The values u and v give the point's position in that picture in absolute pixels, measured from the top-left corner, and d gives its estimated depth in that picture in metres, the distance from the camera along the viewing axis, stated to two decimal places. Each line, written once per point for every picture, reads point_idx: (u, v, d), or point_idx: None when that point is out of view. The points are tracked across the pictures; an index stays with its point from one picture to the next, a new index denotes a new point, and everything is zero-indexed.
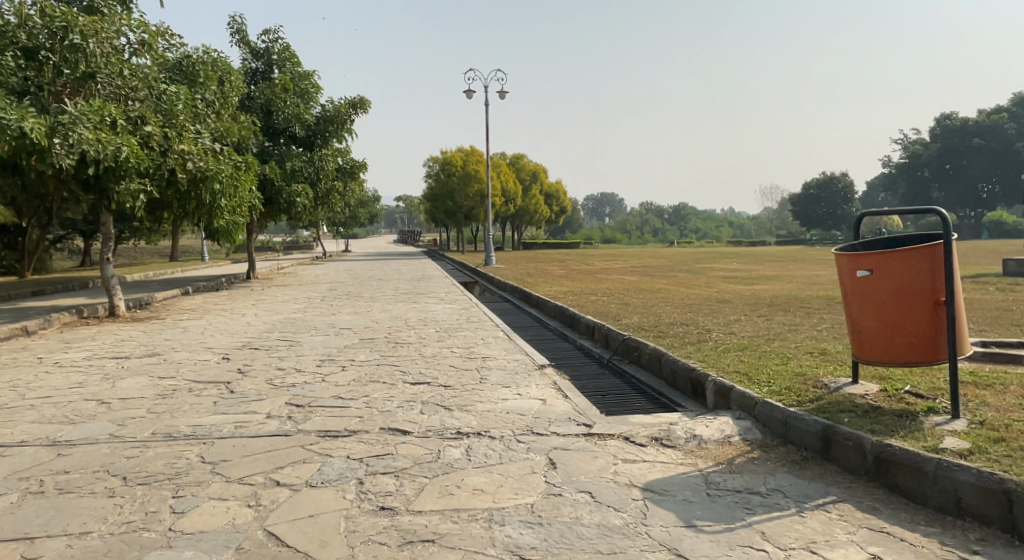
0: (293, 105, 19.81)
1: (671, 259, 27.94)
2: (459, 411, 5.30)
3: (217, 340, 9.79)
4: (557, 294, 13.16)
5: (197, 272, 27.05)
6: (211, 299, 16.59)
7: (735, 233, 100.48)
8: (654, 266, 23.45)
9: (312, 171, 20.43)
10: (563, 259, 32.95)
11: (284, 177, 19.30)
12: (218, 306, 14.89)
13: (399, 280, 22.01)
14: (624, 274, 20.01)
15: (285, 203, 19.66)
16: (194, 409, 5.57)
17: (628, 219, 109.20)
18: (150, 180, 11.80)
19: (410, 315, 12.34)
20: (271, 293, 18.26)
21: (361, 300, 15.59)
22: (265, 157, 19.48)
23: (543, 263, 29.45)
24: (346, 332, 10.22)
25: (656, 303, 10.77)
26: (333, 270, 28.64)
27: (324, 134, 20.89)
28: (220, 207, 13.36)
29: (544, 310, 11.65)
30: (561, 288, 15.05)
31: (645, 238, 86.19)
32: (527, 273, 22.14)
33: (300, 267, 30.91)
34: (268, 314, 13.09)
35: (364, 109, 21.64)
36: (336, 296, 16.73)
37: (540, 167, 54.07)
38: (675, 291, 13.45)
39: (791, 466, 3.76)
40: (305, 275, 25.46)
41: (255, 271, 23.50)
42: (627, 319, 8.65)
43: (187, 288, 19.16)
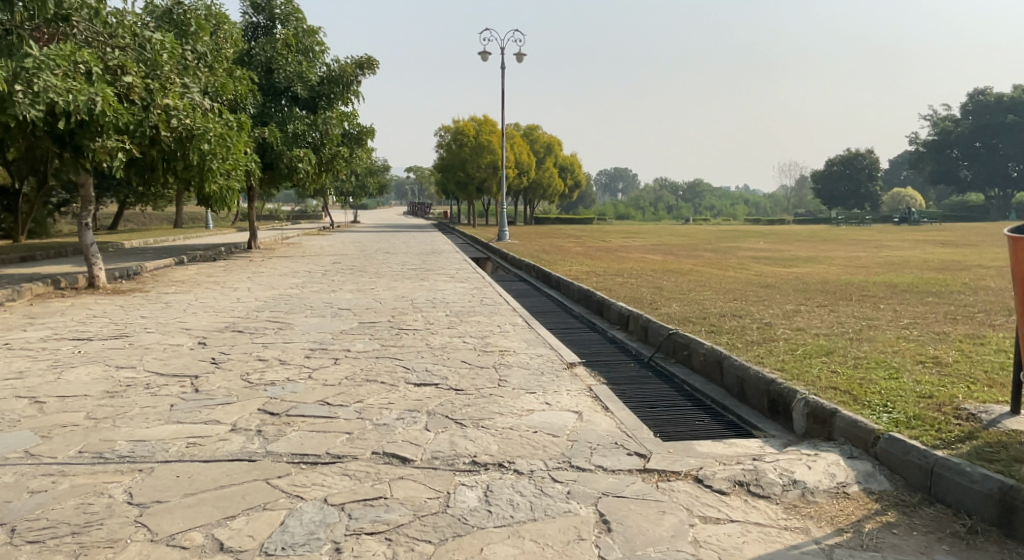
0: (295, 63, 18.79)
1: (693, 237, 26.69)
2: (473, 428, 4.17)
3: (198, 319, 8.70)
4: (579, 274, 11.99)
5: (198, 240, 26.06)
6: (205, 270, 15.52)
7: (751, 211, 98.55)
8: (678, 244, 22.20)
9: (315, 135, 19.25)
10: (578, 235, 31.71)
11: (285, 140, 18.19)
12: (210, 279, 13.81)
13: (408, 254, 20.89)
14: (647, 252, 18.75)
15: (287, 169, 18.51)
16: (142, 416, 4.48)
17: (642, 195, 107.49)
18: (131, 137, 10.74)
19: (417, 294, 11.19)
20: (269, 265, 17.16)
21: (365, 275, 14.44)
22: (265, 119, 18.32)
23: (558, 239, 28.22)
24: (345, 313, 9.11)
25: (694, 287, 9.58)
26: (339, 242, 27.51)
27: (329, 96, 19.69)
28: (213, 172, 12.39)
29: (566, 294, 10.49)
30: (582, 267, 13.85)
31: (659, 215, 84.43)
32: (543, 250, 20.96)
33: (305, 237, 29.83)
34: (262, 289, 11.98)
35: (372, 69, 20.41)
36: (339, 270, 15.59)
37: (555, 139, 52.53)
38: (709, 273, 12.20)
39: (954, 544, 2.63)
40: (309, 246, 24.38)
41: (257, 241, 22.41)
42: (666, 306, 7.48)
43: (183, 257, 18.07)
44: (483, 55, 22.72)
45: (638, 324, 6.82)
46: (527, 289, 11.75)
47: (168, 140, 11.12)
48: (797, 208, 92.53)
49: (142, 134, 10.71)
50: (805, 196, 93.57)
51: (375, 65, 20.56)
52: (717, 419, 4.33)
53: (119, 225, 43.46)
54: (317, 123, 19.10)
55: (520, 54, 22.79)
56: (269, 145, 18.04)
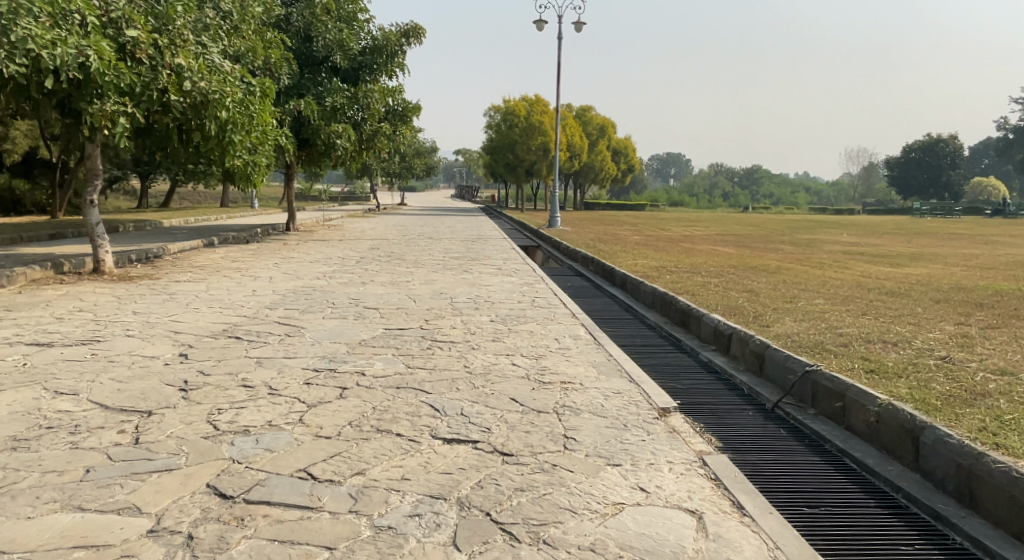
0: (335, 31, 17.37)
1: (764, 227, 24.51)
2: (530, 549, 2.54)
3: (197, 317, 7.28)
4: (649, 272, 10.22)
5: (238, 221, 25.02)
6: (232, 254, 14.26)
7: (814, 200, 94.34)
8: (750, 235, 20.14)
9: (355, 110, 17.76)
10: (635, 222, 29.76)
11: (323, 113, 16.72)
12: (234, 265, 12.47)
13: (452, 241, 19.38)
14: (718, 246, 16.79)
15: (324, 145, 17.10)
16: (31, 492, 2.98)
17: (698, 182, 104.14)
18: (136, 102, 9.45)
19: (459, 290, 9.59)
20: (302, 250, 15.78)
21: (403, 265, 12.92)
22: (302, 91, 16.91)
23: (615, 227, 26.34)
24: (371, 315, 7.58)
25: (797, 292, 7.74)
26: (382, 225, 26.17)
27: (372, 67, 18.22)
28: (236, 144, 11.04)
29: (635, 296, 8.75)
30: (648, 262, 12.07)
31: (717, 203, 81.27)
32: (600, 239, 19.18)
33: (348, 220, 28.62)
34: (285, 279, 10.55)
35: (419, 39, 18.85)
36: (375, 258, 14.12)
37: (609, 121, 50.32)
38: (805, 273, 10.25)
39: None
40: (350, 229, 23.06)
41: (295, 223, 21.18)
42: (778, 322, 5.71)
43: (214, 238, 16.89)
44: (538, 24, 20.96)
45: (744, 349, 5.07)
46: (587, 287, 10.05)
47: (181, 106, 9.78)
48: (864, 198, 88.10)
49: (150, 98, 9.39)
50: (873, 185, 88.98)
51: (422, 34, 18.99)
52: (934, 544, 2.63)
53: (169, 203, 43.34)
54: (357, 96, 17.59)
55: (578, 22, 20.92)
56: (306, 120, 16.64)
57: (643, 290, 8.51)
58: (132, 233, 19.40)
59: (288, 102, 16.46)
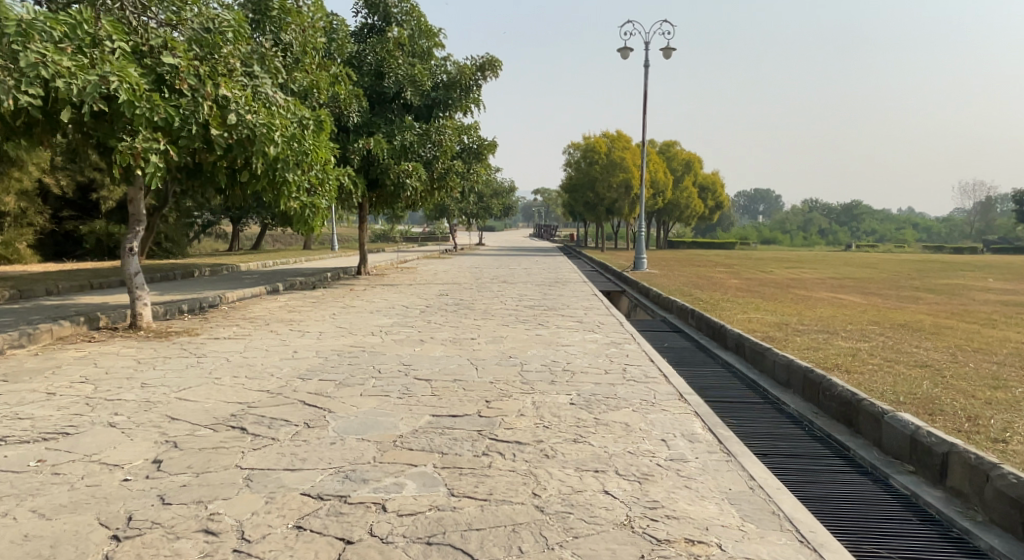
0: (408, 65, 16.34)
1: (883, 272, 21.79)
2: None
3: (209, 391, 5.93)
4: (766, 332, 8.30)
5: (311, 263, 24.27)
6: (292, 302, 13.12)
7: (921, 238, 88.06)
8: (869, 282, 17.71)
9: (427, 147, 16.57)
10: (731, 264, 27.39)
11: (391, 151, 15.60)
12: (287, 315, 11.27)
13: (529, 285, 17.83)
14: (837, 294, 14.54)
15: (394, 185, 15.96)
16: None
17: (792, 219, 99.36)
18: (174, 139, 8.16)
19: (533, 353, 7.96)
20: (366, 297, 14.57)
21: (471, 316, 11.44)
22: (371, 128, 15.88)
23: (708, 269, 24.19)
24: (420, 390, 6.04)
25: (991, 375, 5.72)
26: (457, 267, 24.95)
27: (445, 103, 17.10)
28: (289, 184, 9.73)
29: (756, 366, 6.96)
30: (759, 316, 10.12)
31: (814, 241, 76.83)
32: (694, 284, 17.19)
33: (423, 262, 27.59)
34: (336, 334, 9.21)
35: (496, 71, 17.64)
36: (443, 307, 12.69)
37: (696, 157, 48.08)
38: (971, 336, 8.08)
39: None
40: (424, 273, 21.88)
41: (366, 266, 20.16)
42: (1008, 443, 3.84)
43: (278, 283, 15.93)
44: (623, 53, 19.49)
45: (982, 488, 3.42)
46: (690, 349, 8.27)
47: (225, 142, 8.48)
48: (980, 235, 81.41)
49: (190, 133, 8.11)
50: (990, 221, 82.14)
51: (499, 67, 17.78)
52: None
53: (257, 245, 43.82)
54: (428, 133, 16.43)
55: (667, 49, 19.30)
56: (374, 158, 15.56)
57: (768, 358, 6.71)
58: (201, 277, 18.76)
59: (355, 140, 15.47)
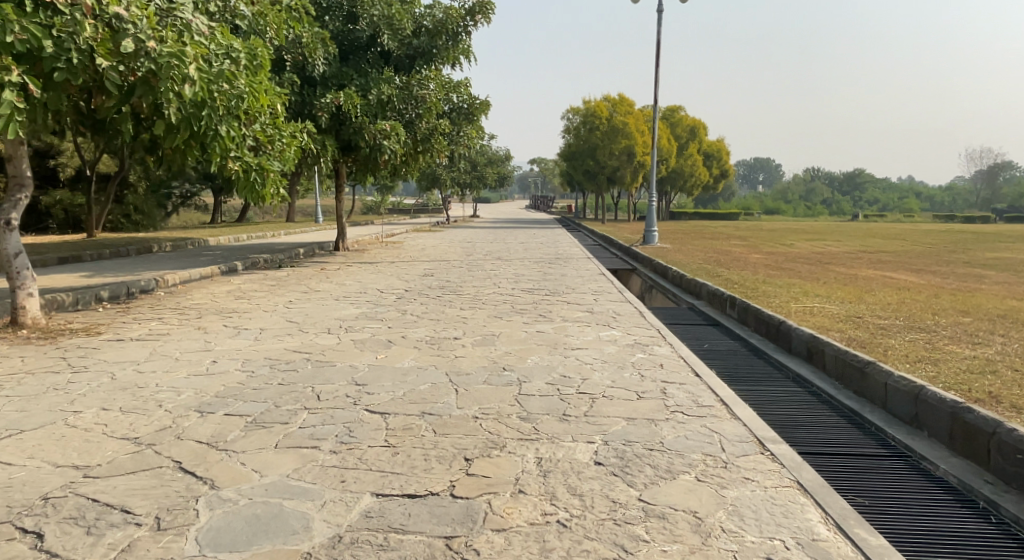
0: (384, 5, 14.08)
1: (915, 247, 19.76)
2: None
3: (45, 440, 3.91)
4: (841, 332, 6.30)
5: (286, 237, 22.10)
6: (245, 286, 11.01)
7: (925, 208, 86.22)
8: (910, 259, 15.69)
9: (408, 104, 14.37)
10: (744, 237, 25.29)
11: (364, 107, 13.43)
12: (233, 303, 9.19)
13: (526, 263, 15.76)
14: (884, 273, 12.53)
15: (369, 148, 13.79)
16: None
17: (793, 189, 97.04)
18: (46, 71, 6.05)
19: (533, 364, 5.97)
20: (337, 278, 12.47)
21: (458, 305, 9.39)
22: (342, 81, 13.74)
23: (721, 242, 22.12)
24: (367, 437, 4.03)
25: None
26: (447, 241, 22.83)
27: (428, 52, 14.89)
28: (220, 138, 7.62)
29: (848, 386, 5.08)
30: (815, 304, 8.11)
31: (817, 211, 74.62)
32: (713, 261, 15.12)
33: (411, 236, 25.38)
34: (281, 332, 7.16)
35: (487, 16, 15.44)
36: (425, 293, 10.62)
37: (699, 123, 45.82)
38: None
39: None
40: (410, 248, 19.73)
41: (345, 240, 18.05)
42: None
43: (238, 261, 13.79)
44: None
45: None
46: (743, 355, 6.35)
47: (121, 79, 6.34)
48: (987, 205, 79.59)
49: (69, 62, 6.01)
50: (996, 191, 80.11)
51: (491, 11, 15.57)
52: None
53: (240, 217, 41.48)
54: (409, 87, 14.25)
55: None
56: (346, 115, 13.39)
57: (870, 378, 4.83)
58: (157, 253, 16.58)
59: (323, 94, 13.30)
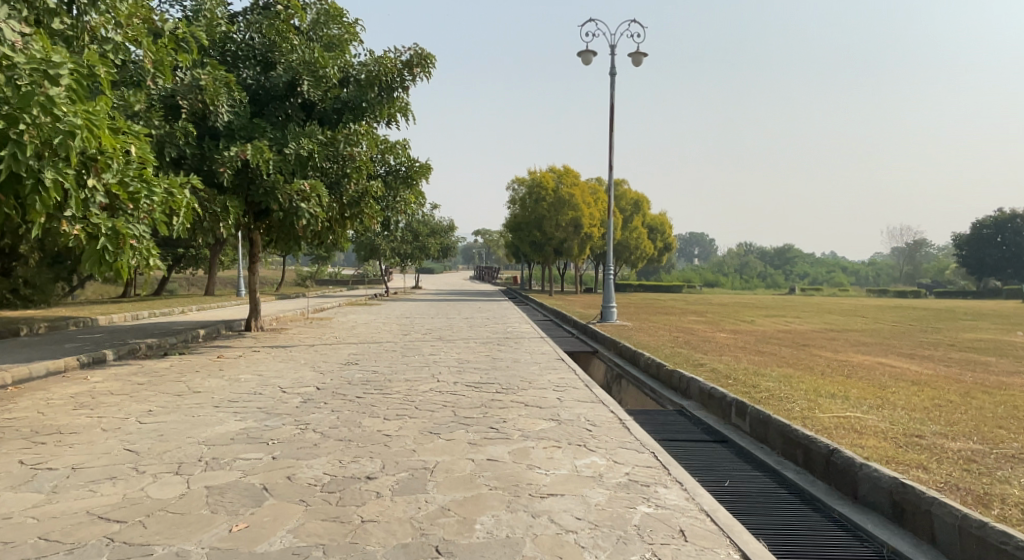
0: (306, 50, 12.16)
1: (886, 326, 18.45)
2: None
3: None
4: (930, 470, 4.34)
5: (196, 315, 19.41)
6: (104, 387, 8.53)
7: (858, 282, 88.37)
8: (895, 341, 14.18)
9: (333, 162, 12.29)
10: (702, 312, 23.82)
11: (279, 163, 11.25)
12: (67, 419, 6.75)
13: (469, 344, 13.61)
14: (883, 359, 10.85)
15: (284, 212, 11.53)
16: None
17: (731, 263, 98.49)
18: None
19: (482, 537, 3.81)
20: (234, 370, 10.05)
21: (380, 412, 7.15)
22: (252, 133, 11.53)
23: (681, 318, 20.45)
24: None
25: None
26: (382, 318, 20.54)
27: (359, 105, 12.96)
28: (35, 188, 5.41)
29: None
30: (850, 410, 6.18)
31: (756, 285, 75.27)
32: (683, 343, 13.28)
33: (342, 311, 22.98)
34: (102, 477, 4.82)
35: (426, 69, 13.69)
36: (340, 392, 8.31)
37: (643, 196, 45.31)
38: None
39: None
40: (338, 327, 17.36)
41: (259, 319, 15.57)
42: None
43: (113, 349, 11.23)
44: (583, 57, 16.03)
45: None
46: (787, 505, 4.36)
47: None
48: (914, 279, 82.17)
49: None
50: (922, 266, 82.80)
51: (431, 64, 13.88)
52: None
53: (161, 290, 38.41)
54: (335, 143, 12.20)
55: (637, 53, 15.89)
56: (255, 172, 11.20)
57: None
58: (25, 338, 13.79)
59: (227, 147, 11.07)
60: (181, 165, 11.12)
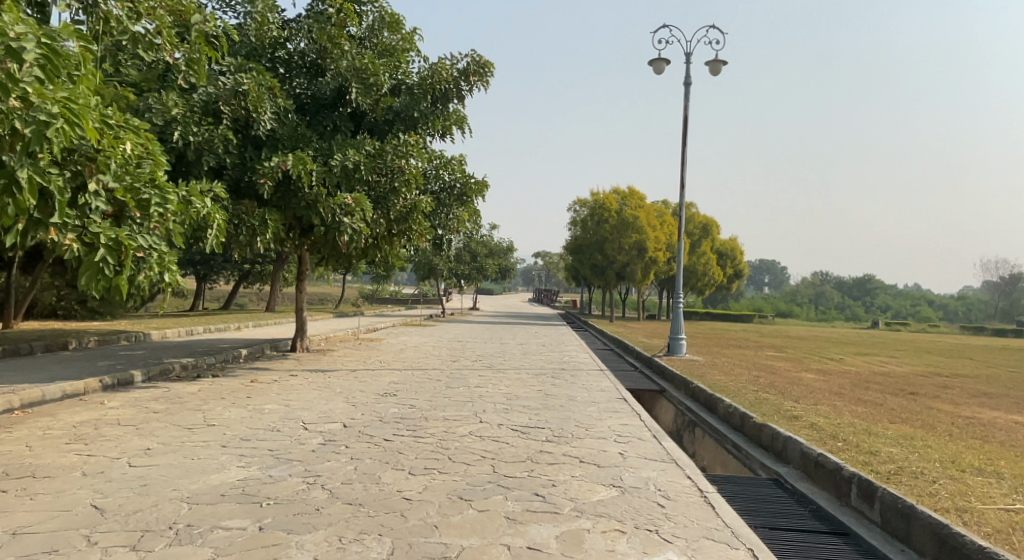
0: (356, 55, 11.27)
1: (993, 372, 16.30)
2: None
3: None
4: None
5: (245, 332, 18.86)
6: (114, 415, 7.69)
7: (943, 317, 83.17)
8: (1015, 392, 12.23)
9: (381, 175, 11.38)
10: (778, 346, 21.95)
11: (323, 174, 10.41)
12: (52, 457, 5.87)
13: (521, 375, 12.42)
14: (1012, 417, 9.10)
15: (326, 228, 10.65)
16: None
17: (805, 292, 94.27)
18: None
19: None
20: (261, 398, 9.14)
21: (406, 463, 6.02)
22: (297, 143, 10.66)
23: (757, 353, 18.71)
24: None
25: None
26: (434, 340, 19.56)
27: (411, 115, 12.04)
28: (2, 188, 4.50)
29: None
30: (1013, 500, 4.69)
31: (832, 316, 71.49)
32: (762, 384, 11.73)
33: (394, 332, 22.11)
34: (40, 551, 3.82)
35: (484, 77, 12.73)
36: (367, 432, 7.23)
37: (713, 220, 43.36)
38: None
39: None
40: (386, 350, 16.43)
41: (304, 339, 14.78)
42: None
43: (143, 369, 10.52)
44: (655, 66, 14.75)
45: None
46: None
47: None
48: (1007, 315, 76.62)
49: None
50: (1016, 301, 77.13)
51: (490, 73, 12.90)
52: None
53: (226, 305, 38.69)
54: (383, 155, 11.28)
55: (715, 62, 14.50)
56: (297, 185, 10.31)
57: None
58: (66, 352, 13.34)
59: (269, 157, 10.21)
60: (221, 175, 10.31)
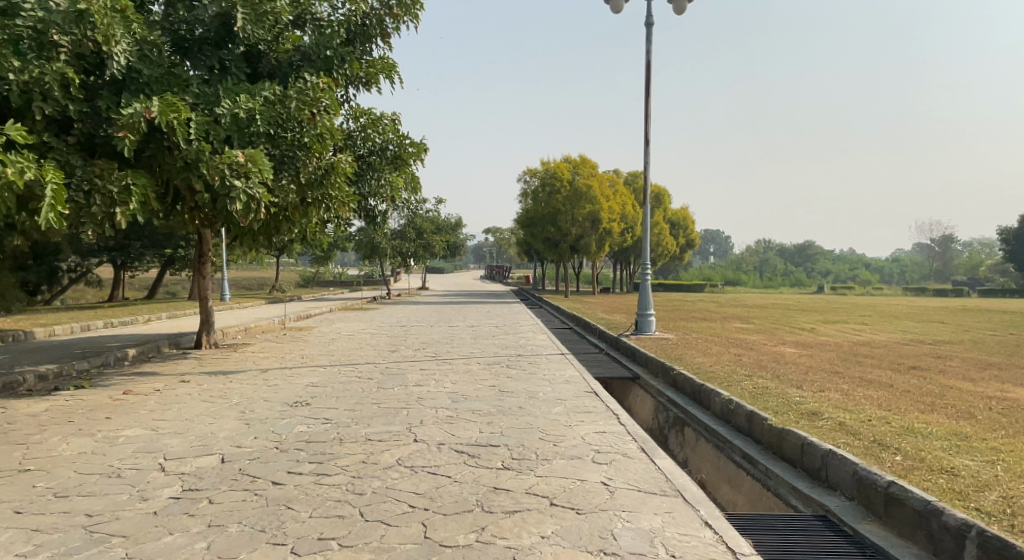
0: None
1: (977, 337, 15.10)
2: None
3: None
4: None
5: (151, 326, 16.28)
6: None
7: (885, 279, 84.54)
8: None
9: (285, 129, 9.14)
10: (743, 317, 20.52)
11: (203, 125, 8.13)
12: None
13: (469, 366, 10.46)
14: None
15: (213, 194, 8.40)
16: None
17: (752, 260, 94.65)
18: None
19: None
20: (123, 420, 6.91)
21: (291, 527, 4.01)
22: (170, 87, 8.34)
23: (726, 326, 17.14)
24: None
25: None
26: (373, 327, 17.36)
27: (321, 55, 9.78)
28: None
29: None
30: None
31: (779, 283, 71.55)
32: (751, 365, 10.04)
33: (328, 319, 19.77)
34: None
35: (412, 11, 10.50)
36: (250, 469, 5.17)
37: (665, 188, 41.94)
38: None
39: None
40: (313, 341, 14.17)
41: (210, 333, 12.43)
42: None
43: None
44: (612, 3, 12.78)
45: None
46: None
47: None
48: (946, 276, 78.19)
49: None
50: (954, 262, 78.72)
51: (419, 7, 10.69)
52: None
53: (149, 295, 35.45)
54: (285, 102, 9.05)
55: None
56: (170, 140, 8.02)
57: None
58: None
59: (130, 103, 7.88)
60: (68, 130, 7.93)
